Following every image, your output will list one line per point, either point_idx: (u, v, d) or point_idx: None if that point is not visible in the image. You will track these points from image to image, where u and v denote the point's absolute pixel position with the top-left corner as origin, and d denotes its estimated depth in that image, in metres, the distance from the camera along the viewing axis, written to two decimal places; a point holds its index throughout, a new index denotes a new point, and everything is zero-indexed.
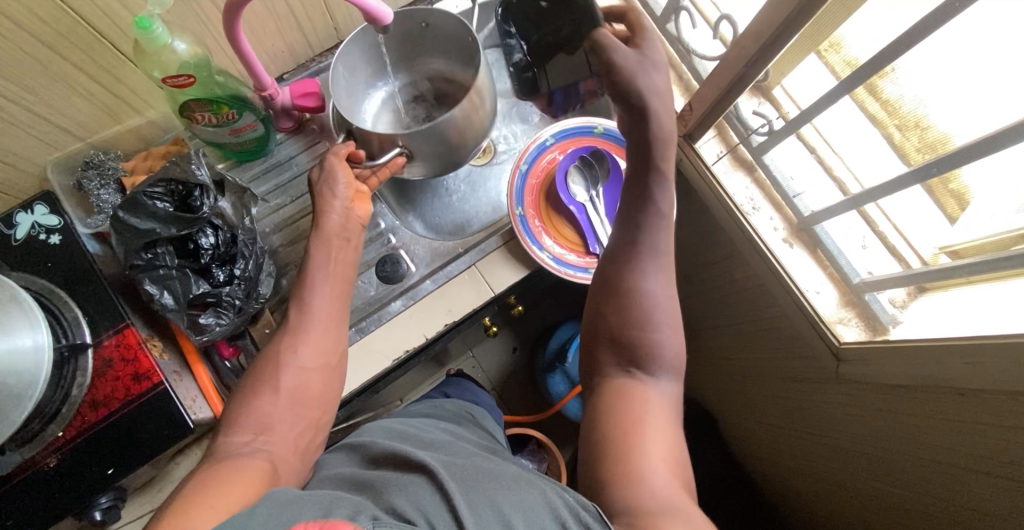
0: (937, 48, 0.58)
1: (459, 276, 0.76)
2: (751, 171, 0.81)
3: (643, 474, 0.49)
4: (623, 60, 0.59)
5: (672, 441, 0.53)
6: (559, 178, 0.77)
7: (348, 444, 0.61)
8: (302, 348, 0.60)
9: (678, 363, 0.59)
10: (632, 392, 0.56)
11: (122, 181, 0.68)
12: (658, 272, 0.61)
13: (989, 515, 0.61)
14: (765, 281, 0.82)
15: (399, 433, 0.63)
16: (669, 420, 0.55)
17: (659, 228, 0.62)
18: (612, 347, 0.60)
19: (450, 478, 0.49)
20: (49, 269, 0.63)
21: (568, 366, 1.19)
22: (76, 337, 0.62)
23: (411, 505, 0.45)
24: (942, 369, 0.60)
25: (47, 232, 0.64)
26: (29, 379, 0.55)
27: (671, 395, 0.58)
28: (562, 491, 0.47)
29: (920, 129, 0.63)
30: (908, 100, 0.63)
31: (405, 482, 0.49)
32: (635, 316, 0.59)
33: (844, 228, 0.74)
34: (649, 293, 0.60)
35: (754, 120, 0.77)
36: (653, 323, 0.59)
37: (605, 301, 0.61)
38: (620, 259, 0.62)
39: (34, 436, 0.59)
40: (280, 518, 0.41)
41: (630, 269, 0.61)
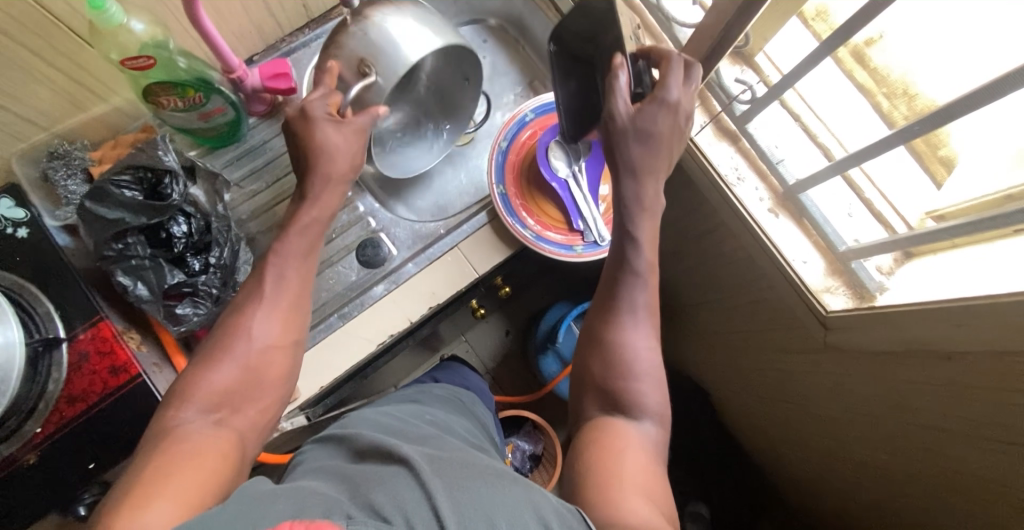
0: (908, 9, 0.58)
1: (441, 258, 0.74)
2: (735, 140, 0.79)
3: (621, 508, 0.49)
4: (638, 123, 0.59)
5: (651, 482, 0.54)
6: (540, 155, 0.75)
7: (332, 440, 0.61)
8: (269, 313, 0.57)
9: (665, 417, 0.61)
10: (616, 429, 0.58)
11: (90, 170, 0.66)
12: (640, 330, 0.63)
13: (976, 474, 0.62)
14: (752, 253, 0.81)
15: (384, 426, 0.62)
16: (652, 465, 0.56)
17: (635, 283, 0.63)
18: (598, 392, 0.62)
19: (434, 476, 0.48)
20: (18, 264, 0.61)
21: (559, 347, 1.17)
22: (49, 331, 0.60)
23: (389, 501, 0.45)
24: (930, 332, 0.59)
25: (13, 227, 0.62)
26: (0, 374, 0.54)
27: (657, 446, 0.59)
28: (545, 499, 0.48)
29: (908, 97, 0.62)
30: (895, 67, 0.62)
31: (386, 477, 0.48)
32: (616, 367, 0.61)
33: (830, 195, 0.73)
34: (633, 345, 0.62)
35: (736, 87, 0.76)
36: (637, 376, 0.61)
37: (591, 354, 0.63)
38: (602, 307, 0.64)
39: (9, 433, 0.58)
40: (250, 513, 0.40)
41: (618, 322, 0.63)
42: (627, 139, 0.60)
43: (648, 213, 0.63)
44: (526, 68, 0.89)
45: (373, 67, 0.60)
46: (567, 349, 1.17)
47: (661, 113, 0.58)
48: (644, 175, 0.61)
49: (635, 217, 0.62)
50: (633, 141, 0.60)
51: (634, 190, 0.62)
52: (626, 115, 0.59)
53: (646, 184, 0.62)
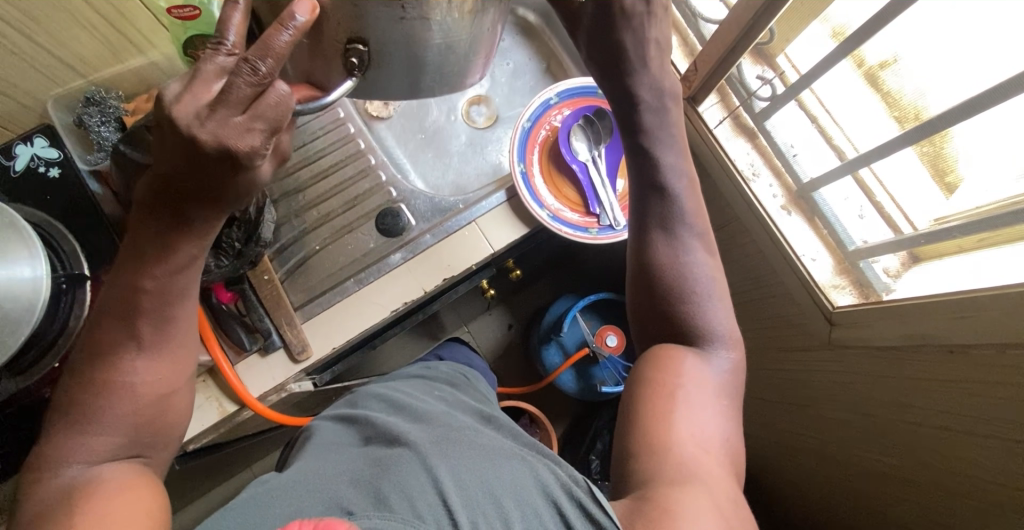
0: (921, 16, 0.60)
1: (459, 232, 0.75)
2: (752, 137, 0.82)
3: (677, 441, 0.50)
4: (621, 36, 0.56)
5: (710, 405, 0.54)
6: (562, 137, 0.77)
7: (346, 418, 0.62)
8: (152, 354, 0.50)
9: (726, 336, 0.58)
10: (670, 357, 0.56)
11: (122, 120, 0.68)
12: (691, 244, 0.59)
13: (960, 470, 0.63)
14: (763, 249, 0.82)
15: (394, 403, 0.63)
16: (712, 390, 0.55)
17: (671, 202, 0.60)
18: (652, 319, 0.60)
19: (439, 460, 0.48)
20: (48, 202, 0.63)
21: (563, 338, 1.17)
22: (75, 268, 0.61)
23: (397, 485, 0.44)
24: (936, 326, 0.61)
25: (46, 165, 0.63)
26: (27, 304, 0.54)
27: (721, 362, 0.57)
28: (554, 472, 0.48)
29: (918, 122, 0.65)
30: (907, 91, 0.65)
31: (394, 458, 0.49)
32: (667, 293, 0.58)
33: (842, 197, 0.75)
34: (677, 264, 0.58)
35: (755, 84, 0.79)
36: (686, 298, 0.58)
37: (635, 283, 0.60)
38: (639, 236, 0.61)
39: (29, 368, 0.58)
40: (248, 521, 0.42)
41: (657, 249, 0.59)
42: (620, 54, 0.57)
43: (652, 109, 0.60)
44: (548, 56, 0.93)
45: (363, 54, 0.43)
46: (570, 340, 1.17)
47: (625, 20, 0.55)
48: (669, 95, 0.61)
49: (662, 138, 0.60)
50: (628, 49, 0.56)
51: (659, 107, 0.60)
52: (608, 31, 0.55)
53: (644, 78, 0.58)
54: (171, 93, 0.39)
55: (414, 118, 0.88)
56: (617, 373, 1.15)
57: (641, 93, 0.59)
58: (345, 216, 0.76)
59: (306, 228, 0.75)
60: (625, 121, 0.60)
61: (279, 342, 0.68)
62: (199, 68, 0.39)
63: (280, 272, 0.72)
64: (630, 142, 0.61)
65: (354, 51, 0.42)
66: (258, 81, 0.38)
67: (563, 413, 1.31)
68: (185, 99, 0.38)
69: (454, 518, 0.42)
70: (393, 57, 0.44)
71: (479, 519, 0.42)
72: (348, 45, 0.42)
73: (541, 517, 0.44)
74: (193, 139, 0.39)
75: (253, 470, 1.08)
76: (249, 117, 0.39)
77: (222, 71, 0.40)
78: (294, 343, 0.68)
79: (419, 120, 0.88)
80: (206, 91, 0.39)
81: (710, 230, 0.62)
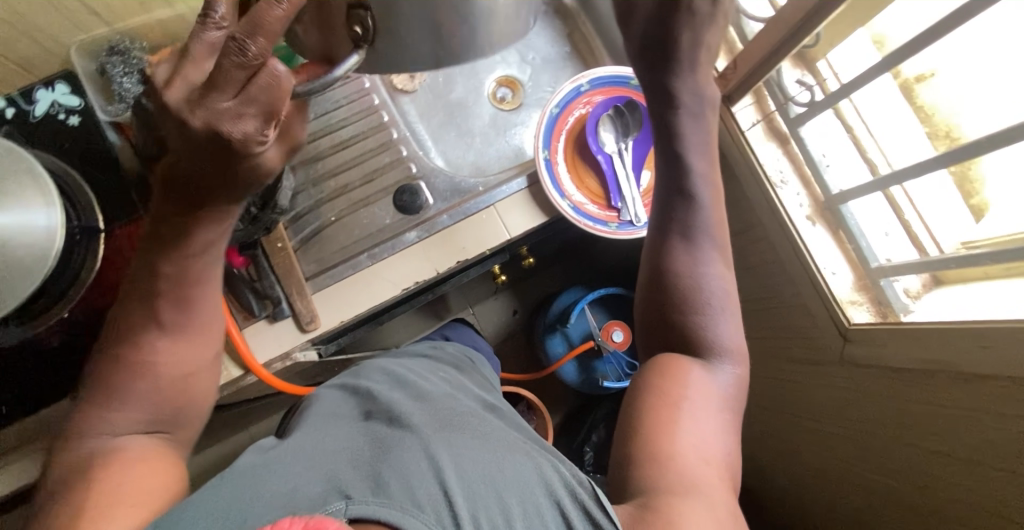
0: (971, 37, 0.60)
1: (477, 215, 0.74)
2: (784, 142, 0.78)
3: (678, 453, 0.49)
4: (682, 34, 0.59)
5: (713, 420, 0.53)
6: (590, 126, 0.76)
7: (348, 386, 0.62)
8: (174, 333, 0.51)
9: (735, 354, 0.56)
10: (678, 368, 0.55)
11: (143, 74, 0.65)
12: (709, 256, 0.58)
13: (960, 498, 0.63)
14: (782, 257, 0.81)
15: (396, 379, 0.62)
16: (717, 405, 0.54)
17: (695, 210, 0.59)
18: (662, 327, 0.59)
19: (441, 447, 0.47)
20: (66, 150, 0.62)
21: (569, 329, 1.16)
22: (89, 221, 0.58)
23: (398, 472, 0.44)
24: (953, 353, 0.60)
25: (66, 113, 0.62)
26: (40, 252, 0.53)
27: (727, 379, 0.56)
28: (557, 468, 0.48)
29: (949, 139, 0.65)
30: (941, 107, 0.65)
31: (396, 441, 0.48)
32: (681, 302, 0.57)
33: (870, 210, 0.74)
34: (694, 275, 0.57)
35: (795, 89, 0.76)
36: (699, 307, 0.57)
37: (649, 288, 0.59)
38: (659, 242, 0.60)
39: (37, 315, 0.56)
40: (244, 494, 0.42)
41: (675, 257, 0.58)
42: (670, 51, 0.60)
43: (691, 114, 0.60)
44: (581, 42, 0.91)
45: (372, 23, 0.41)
46: (576, 332, 1.16)
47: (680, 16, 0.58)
48: (710, 105, 0.62)
49: (692, 145, 0.60)
50: (682, 50, 0.59)
51: (694, 116, 0.60)
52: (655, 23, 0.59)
53: (688, 83, 0.60)
54: (162, 78, 0.40)
55: (439, 94, 0.86)
56: (620, 369, 1.14)
57: (683, 96, 0.60)
58: (363, 189, 0.75)
59: (322, 198, 0.74)
60: (661, 124, 0.61)
61: (287, 312, 0.68)
62: (190, 46, 0.40)
63: (294, 240, 0.72)
64: (662, 145, 0.61)
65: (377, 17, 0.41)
66: (245, 63, 0.36)
67: (562, 403, 1.31)
68: (176, 83, 0.39)
69: (455, 512, 0.41)
70: (406, 26, 0.43)
71: (481, 512, 0.42)
72: (351, 13, 0.40)
73: (543, 516, 0.43)
74: (185, 121, 0.39)
75: (252, 432, 1.09)
76: (240, 102, 0.38)
77: (212, 49, 0.40)
78: (302, 312, 0.67)
79: (444, 97, 0.86)
80: (196, 72, 0.40)
81: (729, 244, 0.61)
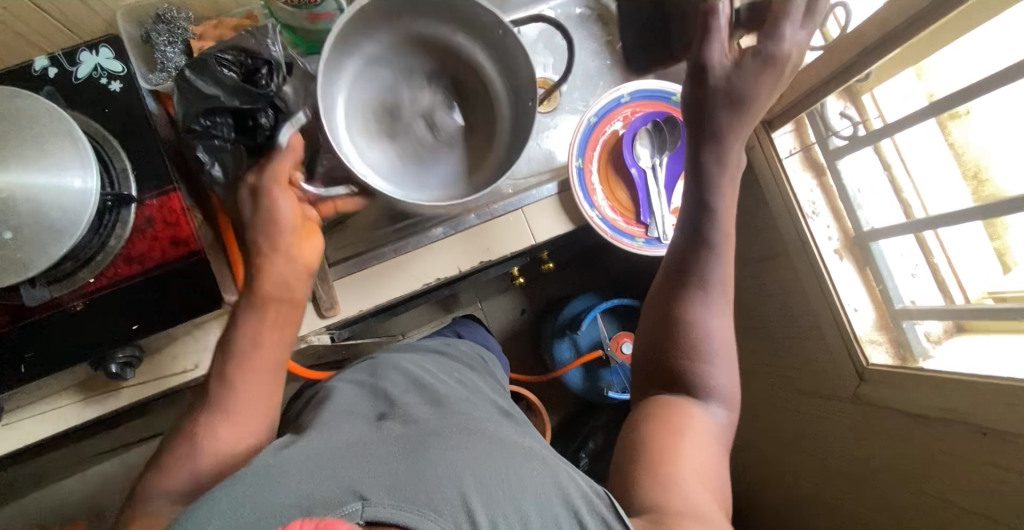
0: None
1: (505, 217, 0.73)
2: (820, 174, 0.77)
3: (680, 489, 0.49)
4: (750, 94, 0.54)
5: (712, 461, 0.53)
6: (627, 139, 0.75)
7: (365, 383, 0.63)
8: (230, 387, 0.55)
9: (733, 397, 0.56)
10: (679, 410, 0.54)
11: (189, 45, 0.65)
12: (718, 307, 0.57)
13: None
14: (806, 288, 0.80)
15: (411, 380, 0.63)
16: (714, 446, 0.54)
17: (713, 260, 0.57)
18: (662, 371, 0.57)
19: (460, 451, 0.47)
20: (106, 116, 0.60)
21: (578, 336, 1.16)
22: (123, 189, 0.58)
23: (418, 472, 0.44)
24: (975, 407, 0.59)
25: (109, 78, 0.60)
26: (73, 217, 0.53)
27: (722, 427, 0.55)
28: (575, 479, 0.49)
29: (977, 181, 0.65)
30: (973, 146, 0.65)
31: (416, 440, 0.49)
32: (686, 348, 0.56)
33: (899, 252, 0.73)
34: (702, 324, 0.56)
35: (839, 122, 0.74)
36: (703, 356, 0.56)
37: (655, 328, 0.58)
38: (671, 284, 0.58)
39: (66, 274, 0.57)
40: (266, 493, 0.42)
41: (687, 302, 0.56)
42: (736, 100, 0.55)
43: (726, 169, 0.57)
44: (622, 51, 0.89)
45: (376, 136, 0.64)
46: (584, 339, 1.16)
47: (762, 76, 0.54)
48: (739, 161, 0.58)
49: (718, 189, 0.57)
50: (746, 106, 0.55)
51: (727, 168, 0.57)
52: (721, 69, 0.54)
53: (734, 150, 0.57)
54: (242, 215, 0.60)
55: None
56: (625, 380, 1.14)
57: (724, 147, 0.56)
58: None
59: None
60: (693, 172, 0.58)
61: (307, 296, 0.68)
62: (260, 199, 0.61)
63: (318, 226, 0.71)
64: (688, 188, 0.58)
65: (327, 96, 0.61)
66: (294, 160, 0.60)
67: (561, 407, 1.31)
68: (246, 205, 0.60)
69: (473, 519, 0.42)
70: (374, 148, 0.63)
71: (500, 518, 0.43)
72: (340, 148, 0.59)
73: (559, 523, 0.45)
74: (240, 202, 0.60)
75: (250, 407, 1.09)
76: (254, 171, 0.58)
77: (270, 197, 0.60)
78: (322, 298, 0.67)
79: None
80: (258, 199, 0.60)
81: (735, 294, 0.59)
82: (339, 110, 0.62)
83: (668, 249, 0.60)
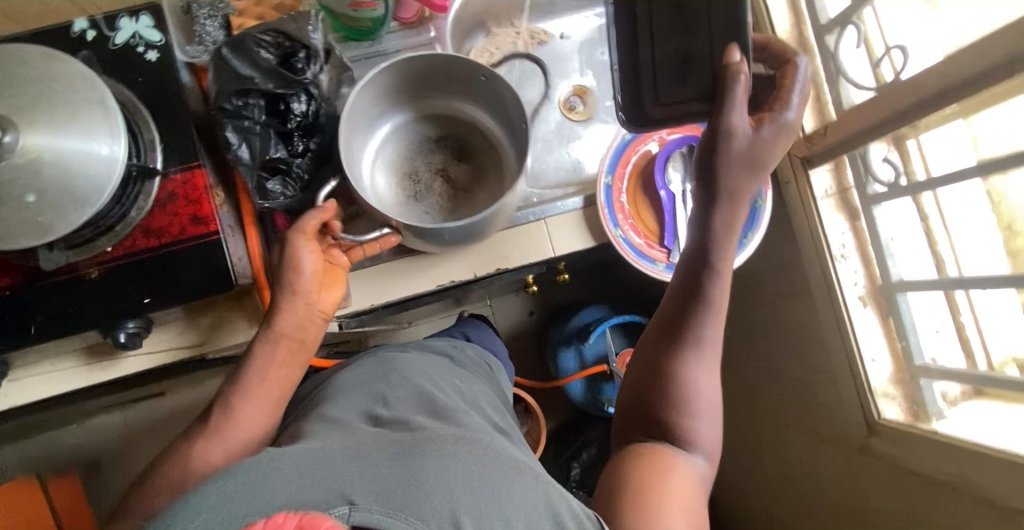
0: None
1: (526, 226, 0.72)
2: (853, 217, 0.74)
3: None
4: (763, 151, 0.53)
5: (694, 513, 0.52)
6: (659, 161, 0.73)
7: (366, 385, 0.63)
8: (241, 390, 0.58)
9: (715, 446, 0.56)
10: (662, 461, 0.53)
11: (228, 22, 0.64)
12: (706, 363, 0.57)
13: None
14: (824, 331, 0.78)
15: (411, 387, 0.62)
16: (697, 498, 0.53)
17: (708, 313, 0.57)
18: (646, 419, 0.56)
19: (451, 462, 0.46)
20: (138, 85, 0.59)
21: (584, 346, 1.14)
22: (148, 160, 0.58)
23: (403, 482, 0.43)
24: (983, 477, 0.58)
25: (145, 46, 0.59)
26: (97, 186, 0.52)
27: (704, 482, 0.55)
28: (564, 502, 0.49)
29: (1011, 232, 0.61)
30: (1011, 195, 0.60)
31: (408, 449, 0.48)
32: (672, 399, 0.55)
33: (927, 307, 0.70)
34: (690, 377, 0.56)
35: (880, 168, 0.71)
36: (688, 408, 0.55)
37: (643, 375, 0.57)
38: (663, 333, 0.58)
39: (84, 241, 0.57)
40: (251, 491, 0.41)
41: (678, 353, 0.56)
42: (755, 157, 0.53)
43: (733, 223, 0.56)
44: None
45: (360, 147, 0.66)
46: (591, 351, 1.15)
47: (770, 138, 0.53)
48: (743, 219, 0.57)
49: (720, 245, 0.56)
50: (761, 163, 0.54)
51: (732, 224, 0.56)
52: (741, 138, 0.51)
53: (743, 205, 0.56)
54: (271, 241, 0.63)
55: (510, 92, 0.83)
56: None
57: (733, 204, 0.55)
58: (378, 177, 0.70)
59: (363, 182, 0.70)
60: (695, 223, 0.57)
61: None
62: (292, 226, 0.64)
63: None
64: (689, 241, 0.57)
65: (367, 177, 0.69)
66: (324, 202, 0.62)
67: (559, 413, 1.31)
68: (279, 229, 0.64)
69: None
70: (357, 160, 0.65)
71: None
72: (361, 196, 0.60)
73: None
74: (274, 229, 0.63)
75: None
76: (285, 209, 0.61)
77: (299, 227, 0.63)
78: None
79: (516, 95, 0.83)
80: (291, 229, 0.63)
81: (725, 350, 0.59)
82: (382, 188, 0.70)
83: (663, 298, 0.60)
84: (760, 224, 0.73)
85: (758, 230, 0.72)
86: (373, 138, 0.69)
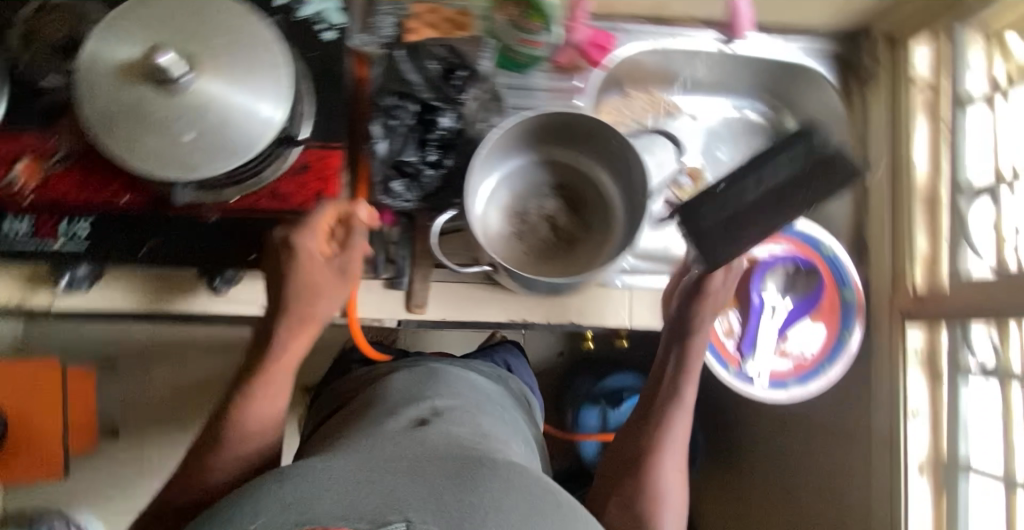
0: None
1: (610, 289, 0.73)
2: (934, 380, 0.72)
3: None
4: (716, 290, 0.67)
5: None
6: (759, 271, 0.71)
7: (415, 398, 0.63)
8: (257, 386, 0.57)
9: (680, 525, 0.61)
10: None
11: (402, 24, 0.66)
12: (677, 451, 0.62)
13: None
14: (869, 482, 0.75)
15: (459, 408, 0.61)
16: None
17: (683, 410, 0.64)
18: (619, 498, 0.61)
19: (504, 485, 0.45)
20: (308, 58, 0.61)
21: (611, 412, 1.16)
22: (294, 130, 0.59)
23: (457, 499, 0.42)
24: None
25: (326, 26, 0.62)
26: (250, 143, 0.55)
27: None
28: None
29: None
30: None
31: (458, 462, 0.47)
32: (639, 478, 0.61)
33: (985, 497, 0.66)
34: (661, 464, 0.61)
35: (978, 346, 0.66)
36: (655, 491, 0.60)
37: (618, 460, 0.63)
38: (641, 425, 0.64)
39: (212, 186, 0.58)
40: (299, 492, 0.41)
41: (654, 442, 0.62)
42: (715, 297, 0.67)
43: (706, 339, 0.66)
44: None
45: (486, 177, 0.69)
46: (615, 418, 1.15)
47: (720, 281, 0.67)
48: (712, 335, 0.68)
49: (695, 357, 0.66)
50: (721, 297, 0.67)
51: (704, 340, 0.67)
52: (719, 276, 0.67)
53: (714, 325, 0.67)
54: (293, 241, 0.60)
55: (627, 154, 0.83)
56: None
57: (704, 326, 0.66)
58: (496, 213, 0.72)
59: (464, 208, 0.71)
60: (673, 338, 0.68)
61: (404, 285, 0.70)
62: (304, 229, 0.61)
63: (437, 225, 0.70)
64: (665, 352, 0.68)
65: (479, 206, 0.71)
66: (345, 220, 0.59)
67: None
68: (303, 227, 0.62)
69: None
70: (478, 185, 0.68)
71: None
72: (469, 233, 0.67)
73: None
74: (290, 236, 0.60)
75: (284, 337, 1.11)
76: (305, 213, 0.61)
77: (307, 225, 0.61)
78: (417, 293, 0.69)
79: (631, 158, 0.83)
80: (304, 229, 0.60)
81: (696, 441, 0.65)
82: (490, 219, 0.72)
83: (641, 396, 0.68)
84: (839, 363, 0.71)
85: (838, 366, 0.70)
86: (495, 172, 0.71)
